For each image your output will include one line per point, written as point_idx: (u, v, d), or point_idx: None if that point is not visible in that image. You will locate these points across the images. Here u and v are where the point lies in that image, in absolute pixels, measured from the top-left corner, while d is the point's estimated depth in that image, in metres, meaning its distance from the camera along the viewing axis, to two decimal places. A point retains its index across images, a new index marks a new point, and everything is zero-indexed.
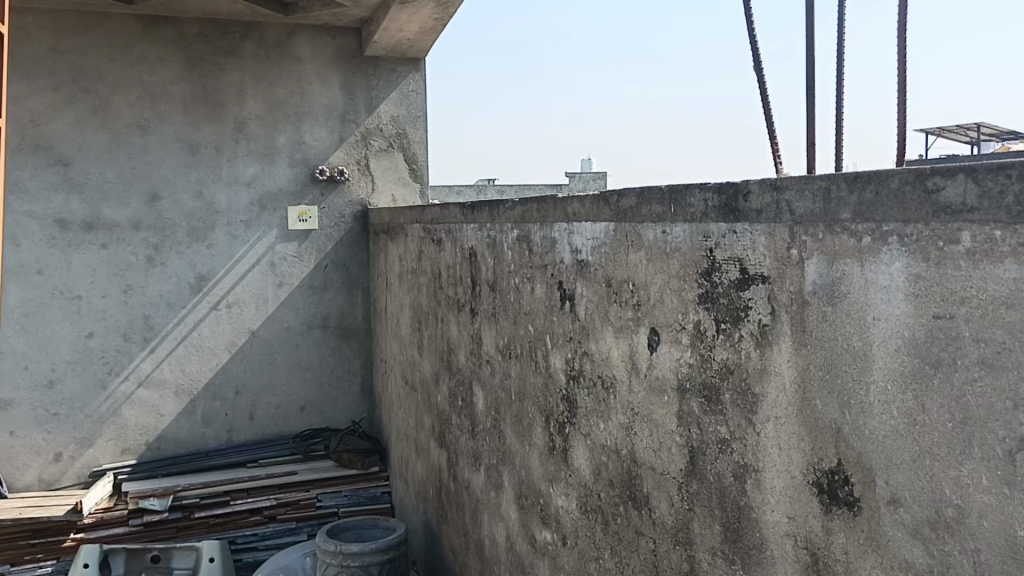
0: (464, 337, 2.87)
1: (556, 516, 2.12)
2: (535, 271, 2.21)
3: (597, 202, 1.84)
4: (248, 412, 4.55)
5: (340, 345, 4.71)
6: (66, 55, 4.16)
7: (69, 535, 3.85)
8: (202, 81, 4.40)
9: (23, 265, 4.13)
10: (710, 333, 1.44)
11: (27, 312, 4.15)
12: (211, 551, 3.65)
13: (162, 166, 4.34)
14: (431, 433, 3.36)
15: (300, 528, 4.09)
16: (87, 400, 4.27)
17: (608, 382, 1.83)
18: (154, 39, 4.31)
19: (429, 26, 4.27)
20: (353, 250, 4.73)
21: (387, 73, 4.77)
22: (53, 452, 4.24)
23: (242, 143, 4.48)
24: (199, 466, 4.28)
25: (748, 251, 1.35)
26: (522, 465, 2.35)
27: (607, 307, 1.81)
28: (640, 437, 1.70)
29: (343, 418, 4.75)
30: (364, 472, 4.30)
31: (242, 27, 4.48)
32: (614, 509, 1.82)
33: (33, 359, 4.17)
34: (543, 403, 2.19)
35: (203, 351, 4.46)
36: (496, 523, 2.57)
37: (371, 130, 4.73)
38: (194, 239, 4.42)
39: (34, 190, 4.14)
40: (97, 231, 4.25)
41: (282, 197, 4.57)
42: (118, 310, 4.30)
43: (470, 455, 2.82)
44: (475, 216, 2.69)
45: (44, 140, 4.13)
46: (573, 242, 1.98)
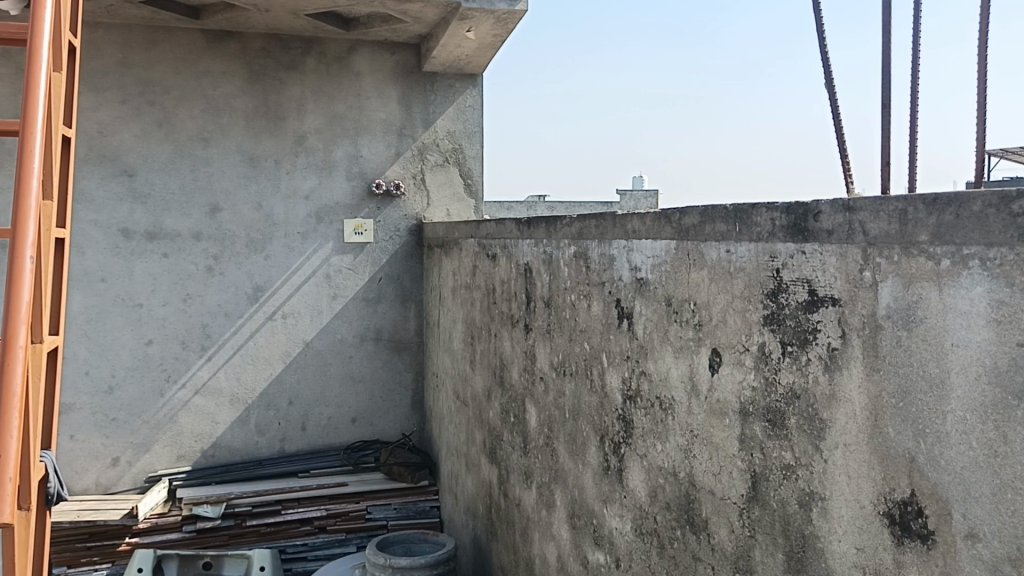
0: (517, 353, 2.86)
1: (610, 538, 2.08)
2: (592, 288, 2.19)
3: (658, 220, 1.82)
4: (301, 422, 4.59)
5: (392, 358, 4.73)
6: (134, 68, 4.27)
7: (124, 539, 3.90)
8: (263, 95, 4.47)
9: (88, 273, 4.23)
10: (775, 355, 1.41)
11: (90, 318, 4.25)
12: (262, 560, 3.68)
13: (223, 178, 4.42)
14: (482, 449, 3.34)
15: (349, 539, 4.10)
16: (145, 406, 4.35)
17: (666, 403, 1.79)
18: (218, 53, 4.40)
19: (487, 42, 4.30)
20: (407, 264, 4.75)
21: (444, 88, 4.80)
22: (110, 457, 4.32)
23: (301, 156, 4.54)
24: (251, 475, 4.33)
25: (817, 272, 1.31)
26: (575, 484, 2.32)
27: (666, 326, 1.79)
28: (698, 460, 1.66)
29: (393, 431, 4.76)
30: (414, 486, 4.30)
31: (304, 42, 4.55)
32: (670, 533, 1.78)
33: (94, 365, 4.26)
34: (598, 422, 2.16)
35: (258, 360, 4.52)
36: (547, 543, 2.55)
37: (427, 144, 4.76)
38: (252, 250, 4.48)
39: (100, 200, 4.24)
40: (159, 241, 4.33)
41: (339, 210, 4.62)
42: (177, 318, 4.38)
43: (522, 472, 2.80)
44: (531, 232, 2.68)
45: (110, 151, 4.24)
46: (632, 260, 1.95)
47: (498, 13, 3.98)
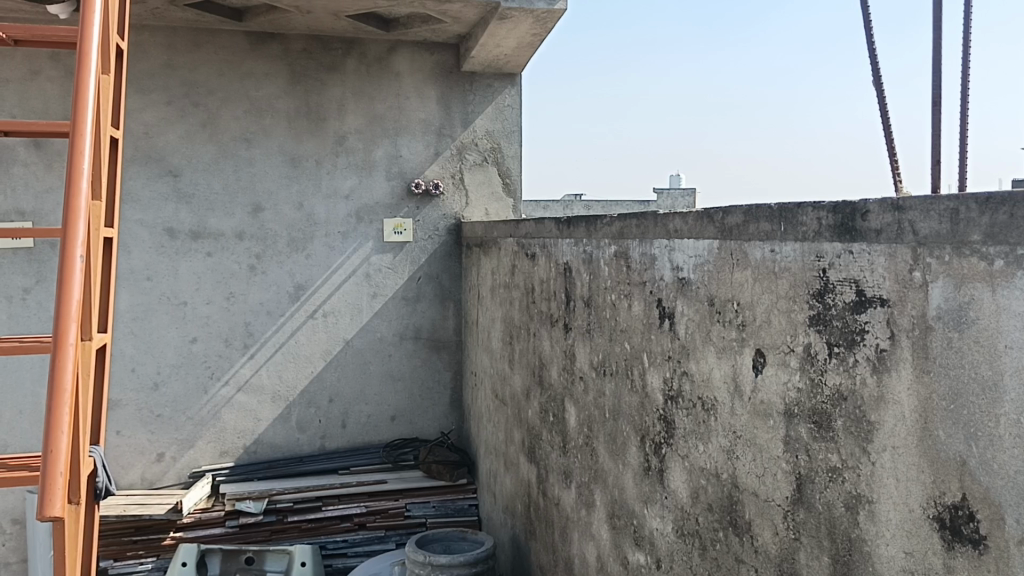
0: (557, 353, 2.86)
1: (650, 538, 2.08)
2: (633, 288, 2.18)
3: (700, 220, 1.81)
4: (341, 419, 4.64)
5: (431, 357, 4.76)
6: (179, 70, 4.33)
7: (168, 534, 3.98)
8: (305, 96, 4.52)
9: (134, 271, 4.31)
10: (822, 356, 1.39)
11: (136, 316, 4.33)
12: (303, 556, 3.73)
13: (265, 178, 4.47)
14: (521, 448, 3.34)
15: (388, 536, 4.14)
16: (189, 403, 4.42)
17: (709, 404, 1.78)
18: (261, 55, 4.46)
19: (526, 42, 4.30)
20: (446, 263, 4.77)
21: (483, 88, 4.81)
22: (155, 452, 4.39)
23: (342, 156, 4.59)
24: (292, 471, 4.38)
25: (865, 272, 1.29)
26: (615, 484, 2.32)
27: (709, 326, 1.77)
28: (742, 461, 1.65)
29: (432, 429, 4.79)
30: (452, 485, 4.32)
31: (345, 43, 4.59)
32: (712, 535, 1.77)
33: (140, 362, 4.34)
34: (638, 423, 2.15)
35: (299, 358, 4.57)
36: (587, 543, 2.54)
37: (466, 144, 4.77)
38: (294, 249, 4.53)
39: (145, 200, 4.32)
40: (203, 240, 4.40)
41: (378, 209, 4.65)
42: (220, 316, 4.44)
43: (562, 471, 2.79)
44: (571, 232, 2.68)
45: (156, 152, 4.31)
46: (674, 260, 1.94)
47: (537, 13, 3.97)
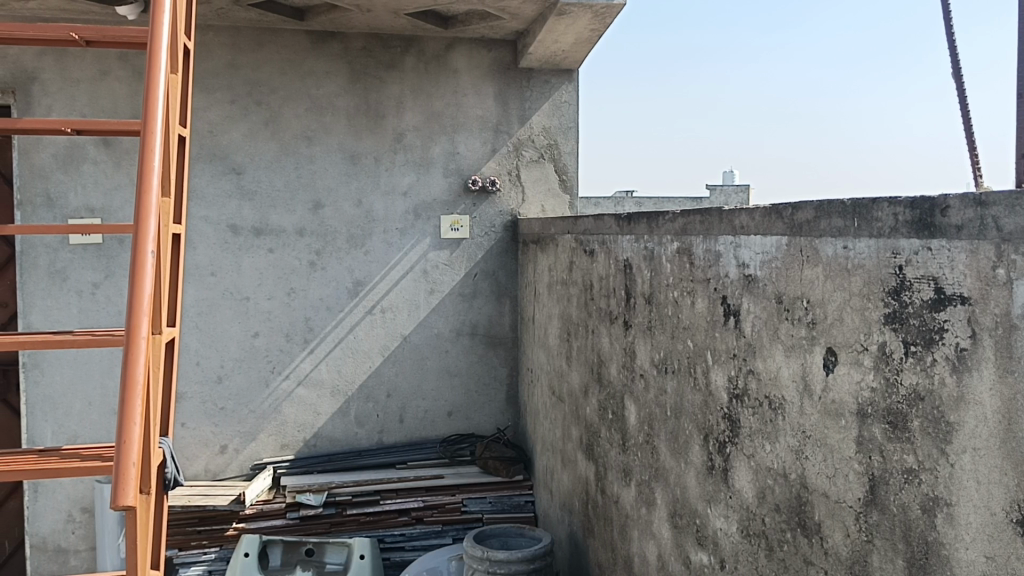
0: (616, 350, 2.84)
1: (714, 538, 2.06)
2: (697, 284, 2.15)
3: (768, 215, 1.78)
4: (399, 414, 4.68)
5: (488, 353, 4.78)
6: (242, 69, 4.40)
7: (231, 525, 4.06)
8: (364, 94, 4.57)
9: (199, 267, 4.40)
10: (898, 355, 1.36)
11: (200, 310, 4.42)
12: (362, 549, 3.76)
13: (325, 175, 4.53)
14: (579, 445, 3.33)
15: (445, 531, 4.18)
16: (252, 396, 4.50)
17: (776, 403, 1.75)
18: (322, 53, 4.51)
19: (584, 37, 4.28)
20: (503, 260, 4.79)
21: (540, 84, 4.80)
22: (219, 444, 4.48)
23: (400, 153, 4.62)
24: (351, 465, 4.43)
25: (945, 269, 1.26)
26: (677, 483, 2.30)
27: (777, 324, 1.75)
28: (811, 462, 1.62)
29: (488, 424, 4.81)
30: (509, 480, 4.35)
31: (403, 41, 4.62)
32: (779, 535, 1.75)
33: (204, 356, 4.43)
34: (701, 421, 2.13)
35: (358, 354, 4.62)
36: (647, 541, 2.53)
37: (523, 140, 4.78)
38: (353, 246, 4.58)
39: (209, 197, 4.40)
40: (265, 236, 4.47)
41: (436, 206, 4.68)
42: (282, 312, 4.52)
43: (621, 469, 2.78)
44: (632, 228, 2.65)
45: (220, 150, 4.40)
46: (740, 256, 1.91)
47: (596, 8, 3.95)
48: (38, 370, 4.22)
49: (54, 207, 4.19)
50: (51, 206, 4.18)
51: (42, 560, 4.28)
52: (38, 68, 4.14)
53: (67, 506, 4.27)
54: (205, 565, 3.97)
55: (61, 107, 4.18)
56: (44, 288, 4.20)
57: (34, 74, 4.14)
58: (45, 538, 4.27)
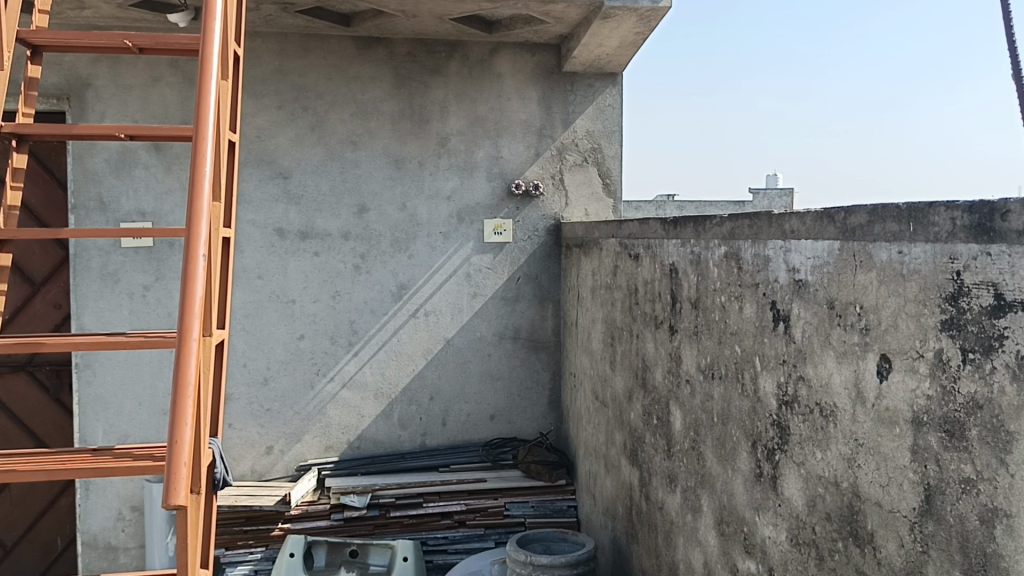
0: (661, 355, 2.82)
1: (762, 547, 2.03)
2: (745, 289, 2.13)
3: (820, 220, 1.75)
4: (441, 417, 4.70)
5: (530, 357, 4.79)
6: (290, 75, 4.46)
7: (277, 525, 4.11)
8: (409, 98, 4.60)
9: (246, 270, 4.46)
10: (955, 362, 1.34)
11: (247, 313, 4.48)
12: (405, 551, 3.78)
13: (370, 179, 4.57)
14: (622, 450, 3.32)
15: (488, 535, 4.19)
16: (297, 398, 4.55)
17: (828, 410, 1.73)
18: (367, 59, 4.55)
19: (629, 41, 4.26)
20: (546, 264, 4.79)
21: (584, 88, 4.79)
22: (265, 445, 4.53)
23: (444, 158, 4.65)
24: (394, 467, 4.46)
25: (1004, 275, 1.23)
26: (724, 490, 2.27)
27: (829, 330, 1.72)
28: (864, 470, 1.60)
29: (530, 428, 4.81)
30: (551, 484, 4.35)
31: (448, 46, 4.64)
32: (830, 545, 1.73)
33: (251, 358, 4.49)
34: (749, 428, 2.11)
35: (402, 356, 4.65)
36: (692, 548, 2.51)
37: (567, 144, 4.77)
38: (397, 249, 4.62)
39: (257, 201, 4.46)
40: (311, 240, 4.52)
41: (479, 210, 4.70)
42: (327, 314, 4.56)
43: (666, 475, 2.76)
44: (678, 232, 2.63)
45: (268, 154, 4.46)
46: (790, 261, 1.89)
47: (641, 11, 3.94)
48: (90, 370, 4.30)
49: (107, 211, 4.27)
50: (104, 209, 4.27)
51: (93, 557, 4.36)
52: (92, 75, 4.23)
53: (117, 504, 4.36)
54: (252, 564, 4.01)
55: (114, 113, 4.27)
56: (97, 290, 4.29)
57: (88, 81, 4.23)
58: (96, 535, 4.36)
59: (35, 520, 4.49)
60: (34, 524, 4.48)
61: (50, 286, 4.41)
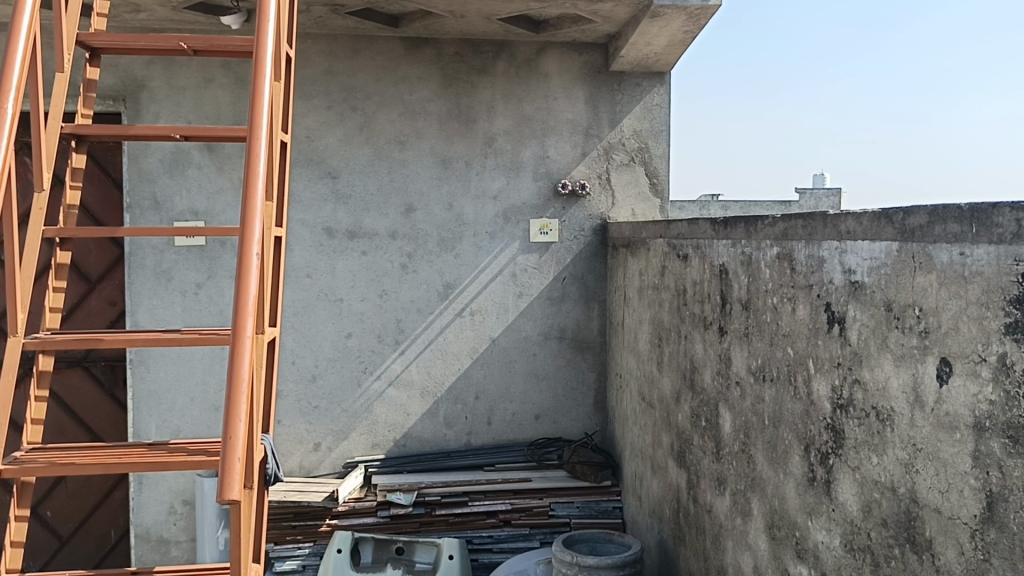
0: (710, 356, 2.80)
1: (815, 552, 2.01)
2: (798, 291, 2.10)
3: (877, 220, 1.72)
4: (487, 416, 4.71)
5: (576, 357, 4.78)
6: (339, 76, 4.51)
7: (325, 521, 4.15)
8: (457, 98, 4.61)
9: (295, 269, 4.52)
10: (1020, 367, 1.30)
11: (297, 311, 4.53)
12: (450, 549, 3.80)
13: (417, 179, 4.60)
14: (670, 452, 3.30)
15: (533, 534, 4.20)
16: (344, 395, 4.60)
17: (885, 414, 1.70)
18: (414, 59, 4.58)
19: (677, 39, 4.23)
20: (592, 264, 4.77)
21: (632, 87, 4.76)
22: (313, 441, 4.59)
23: (490, 158, 4.66)
24: (440, 465, 4.49)
25: None
26: (775, 494, 2.25)
27: (886, 332, 1.69)
28: (922, 475, 1.57)
29: (575, 429, 4.81)
30: (597, 485, 4.34)
31: (495, 46, 4.65)
32: (886, 551, 1.70)
33: (299, 355, 4.55)
34: (802, 431, 2.08)
35: (448, 355, 4.68)
36: (742, 552, 2.48)
37: (614, 144, 4.75)
38: (444, 249, 4.64)
39: (306, 200, 4.51)
40: (358, 239, 4.56)
41: (526, 210, 4.70)
42: (374, 313, 4.60)
43: (714, 478, 2.73)
44: (729, 232, 2.61)
45: (317, 155, 4.51)
46: (846, 263, 1.86)
47: (690, 10, 3.91)
48: (143, 367, 4.39)
49: (160, 210, 4.36)
50: (158, 209, 4.35)
51: (145, 550, 4.46)
52: (147, 76, 4.32)
53: (169, 497, 4.45)
54: (300, 559, 4.08)
55: (168, 114, 4.35)
56: (150, 288, 4.38)
57: (143, 82, 4.32)
58: (149, 529, 4.45)
59: (90, 512, 4.59)
60: (89, 516, 4.59)
61: (105, 284, 4.51)
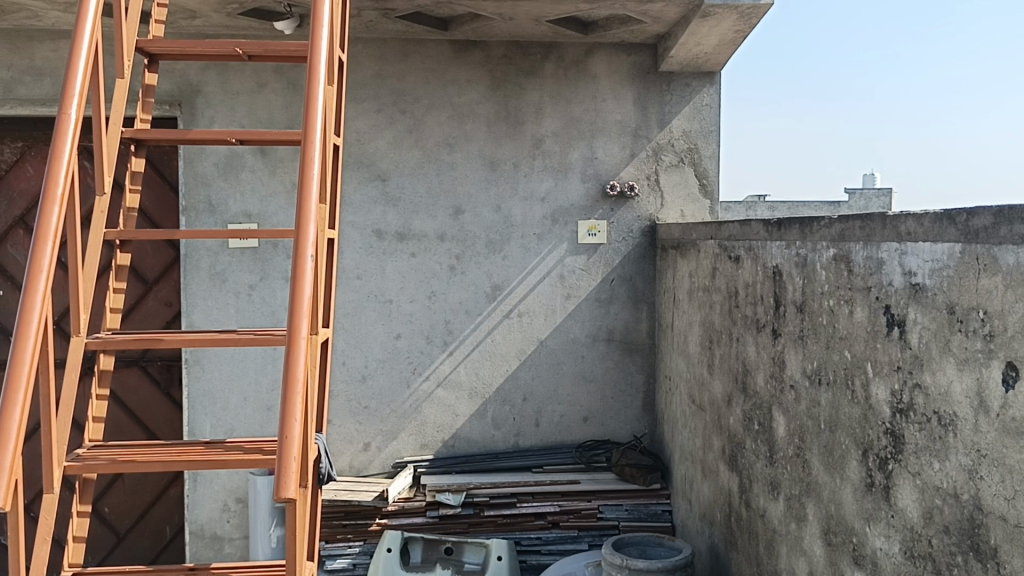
0: (764, 360, 2.76)
1: (873, 558, 1.98)
2: (856, 293, 2.07)
3: (939, 221, 1.69)
4: (535, 418, 4.72)
5: (624, 359, 4.76)
6: (389, 79, 4.55)
7: (375, 520, 4.18)
8: (505, 100, 4.63)
9: (346, 270, 4.57)
10: None
11: (347, 312, 4.58)
12: (499, 550, 3.80)
13: (465, 182, 4.62)
14: (721, 456, 3.27)
15: (581, 536, 4.19)
16: (394, 396, 4.63)
17: (947, 419, 1.66)
18: (463, 62, 4.60)
19: (728, 39, 4.19)
20: (640, 265, 4.75)
21: (681, 88, 4.72)
22: (362, 441, 4.63)
23: (538, 159, 4.66)
24: (489, 466, 4.50)
25: None
26: (831, 499, 2.21)
27: (949, 336, 1.66)
28: (987, 482, 1.53)
29: (624, 431, 4.79)
30: (646, 488, 4.33)
31: (543, 48, 4.65)
32: (949, 559, 1.66)
33: (349, 356, 4.59)
34: (860, 436, 2.04)
35: (496, 357, 4.69)
36: (796, 558, 2.45)
37: (663, 145, 4.72)
38: (492, 251, 4.65)
39: (356, 203, 4.56)
40: (408, 241, 4.60)
41: (574, 211, 4.69)
42: (423, 314, 4.63)
43: (768, 482, 2.70)
44: (783, 234, 2.57)
45: (367, 157, 4.55)
46: (906, 264, 1.83)
47: (742, 9, 3.87)
48: (198, 366, 4.47)
49: (215, 213, 4.44)
50: (212, 211, 4.43)
51: (199, 546, 4.54)
52: (202, 82, 4.40)
53: (223, 495, 4.52)
54: (351, 557, 4.12)
55: (222, 118, 4.43)
56: (205, 289, 4.46)
57: (199, 87, 4.40)
58: (203, 526, 4.53)
59: (146, 509, 4.69)
60: (145, 512, 4.69)
61: (161, 285, 4.61)
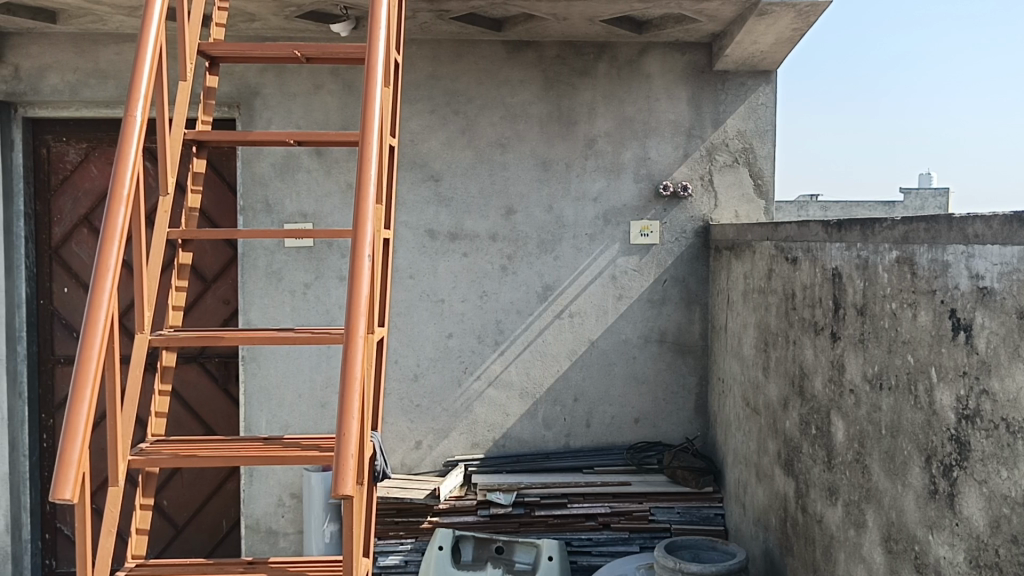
0: (822, 363, 2.72)
1: (936, 567, 1.94)
2: (920, 296, 2.02)
3: (1009, 224, 1.64)
4: (585, 419, 4.71)
5: (676, 361, 4.72)
6: (442, 80, 4.58)
7: (427, 518, 4.20)
8: (558, 100, 4.63)
9: (400, 270, 4.61)
10: None
11: (400, 311, 4.62)
12: (551, 550, 3.80)
13: (518, 182, 4.63)
14: (776, 459, 3.22)
15: (632, 538, 4.19)
16: (445, 395, 4.66)
17: (1016, 426, 1.62)
18: (517, 62, 4.61)
19: (785, 37, 4.13)
20: (693, 266, 4.71)
21: (736, 87, 4.67)
22: (414, 440, 4.67)
23: (591, 159, 4.65)
24: (539, 466, 4.51)
25: None
26: (892, 506, 2.17)
27: (1018, 341, 1.62)
28: None
29: (675, 433, 4.76)
30: (698, 491, 4.30)
31: (596, 48, 4.64)
32: (1016, 568, 1.62)
33: (402, 355, 4.64)
34: (924, 442, 2.00)
35: (547, 357, 4.69)
36: (855, 564, 2.41)
37: (717, 144, 4.68)
38: (543, 251, 4.66)
39: (409, 203, 4.60)
40: (460, 241, 4.62)
41: (626, 211, 4.67)
42: (475, 313, 4.65)
43: (825, 488, 2.66)
44: (843, 235, 2.53)
45: (420, 158, 4.59)
46: (973, 267, 1.79)
47: (800, 6, 3.82)
48: (255, 363, 4.55)
49: (272, 213, 4.51)
50: (269, 211, 4.50)
51: (255, 540, 4.62)
52: (260, 83, 4.47)
53: (277, 490, 4.60)
54: (402, 554, 4.18)
55: (279, 120, 4.50)
56: (262, 288, 4.53)
57: (257, 89, 4.47)
58: (258, 520, 4.61)
59: (203, 503, 4.79)
60: (202, 506, 4.79)
61: (219, 283, 4.70)
